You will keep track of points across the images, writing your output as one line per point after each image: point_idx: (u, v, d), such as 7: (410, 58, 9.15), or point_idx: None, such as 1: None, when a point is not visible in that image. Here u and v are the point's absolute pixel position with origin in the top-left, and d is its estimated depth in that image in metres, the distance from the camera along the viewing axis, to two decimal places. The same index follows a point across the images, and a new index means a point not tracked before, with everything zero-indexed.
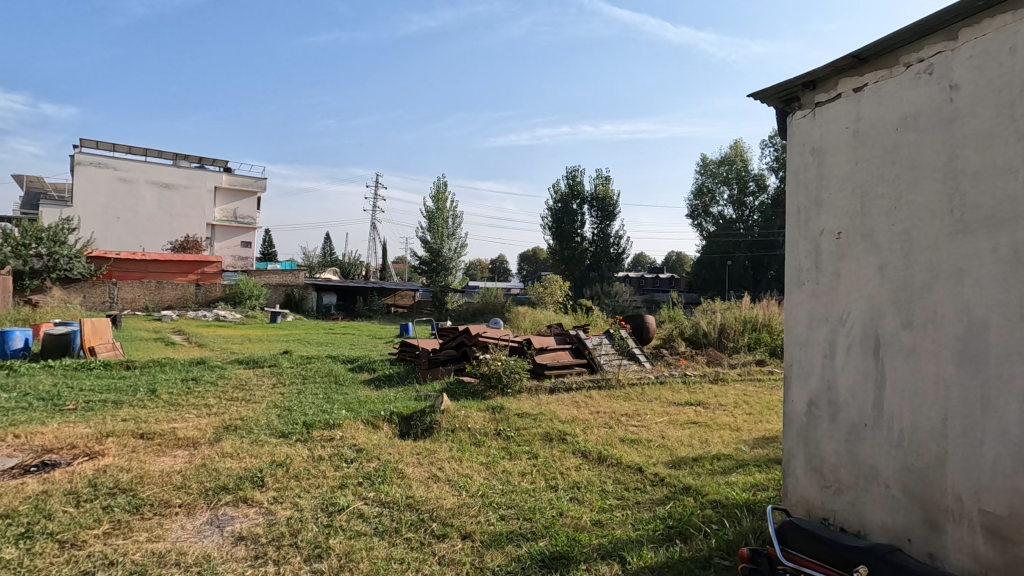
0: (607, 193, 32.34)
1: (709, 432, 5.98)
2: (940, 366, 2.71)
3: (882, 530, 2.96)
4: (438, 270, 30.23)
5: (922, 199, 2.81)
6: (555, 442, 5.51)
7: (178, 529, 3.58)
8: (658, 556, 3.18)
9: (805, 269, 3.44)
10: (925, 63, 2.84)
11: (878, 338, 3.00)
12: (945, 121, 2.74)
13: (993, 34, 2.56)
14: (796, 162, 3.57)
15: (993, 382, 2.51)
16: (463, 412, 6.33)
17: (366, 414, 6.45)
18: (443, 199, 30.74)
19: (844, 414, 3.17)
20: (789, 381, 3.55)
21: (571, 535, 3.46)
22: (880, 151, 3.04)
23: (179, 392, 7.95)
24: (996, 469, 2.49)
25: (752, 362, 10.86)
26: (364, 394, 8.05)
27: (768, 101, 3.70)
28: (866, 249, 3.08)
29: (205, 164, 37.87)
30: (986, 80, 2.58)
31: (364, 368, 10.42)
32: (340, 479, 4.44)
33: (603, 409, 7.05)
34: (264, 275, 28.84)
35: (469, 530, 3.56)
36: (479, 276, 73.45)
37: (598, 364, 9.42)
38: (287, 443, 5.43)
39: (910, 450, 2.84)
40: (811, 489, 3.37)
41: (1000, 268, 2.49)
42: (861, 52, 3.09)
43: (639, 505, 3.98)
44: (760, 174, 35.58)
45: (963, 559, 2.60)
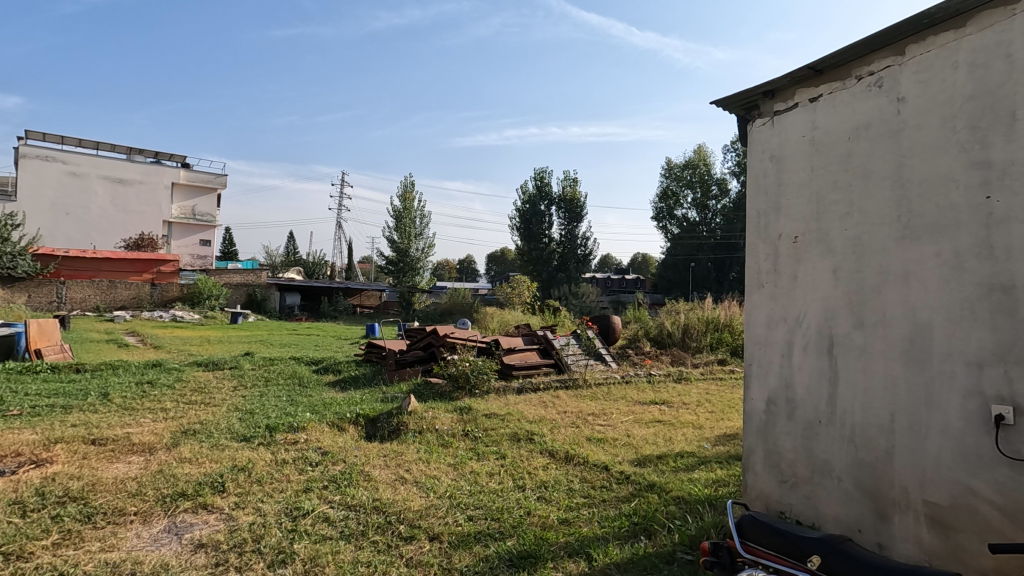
0: (574, 194, 32.69)
1: (673, 430, 6.11)
2: (889, 365, 2.85)
3: (835, 521, 3.10)
4: (405, 270, 29.90)
5: (873, 205, 2.95)
6: (523, 442, 5.55)
7: (134, 538, 3.45)
8: (623, 553, 3.24)
9: (764, 271, 3.56)
10: (875, 76, 2.98)
11: (832, 338, 3.14)
12: (894, 132, 2.88)
13: (937, 50, 2.72)
14: (755, 168, 3.69)
15: (937, 379, 2.66)
16: (431, 413, 6.30)
17: (331, 416, 6.35)
18: (410, 198, 30.52)
19: (801, 411, 3.29)
20: (748, 380, 3.65)
21: (539, 534, 3.49)
22: (834, 159, 3.18)
23: (133, 396, 7.65)
24: (939, 461, 2.64)
25: (714, 361, 11.16)
26: (329, 395, 7.92)
27: (729, 108, 3.81)
28: (821, 253, 3.21)
29: (162, 159, 36.53)
30: (930, 93, 2.73)
31: (330, 369, 10.26)
32: (305, 483, 4.36)
33: (570, 409, 7.12)
34: (225, 274, 28.03)
35: (436, 531, 3.55)
36: (447, 276, 73.17)
37: (565, 364, 9.53)
38: (249, 447, 5.30)
39: (861, 445, 2.97)
40: (769, 483, 3.48)
41: (943, 272, 2.65)
42: (817, 65, 3.22)
43: (605, 503, 4.04)
44: (722, 178, 36.52)
45: (909, 547, 2.75)
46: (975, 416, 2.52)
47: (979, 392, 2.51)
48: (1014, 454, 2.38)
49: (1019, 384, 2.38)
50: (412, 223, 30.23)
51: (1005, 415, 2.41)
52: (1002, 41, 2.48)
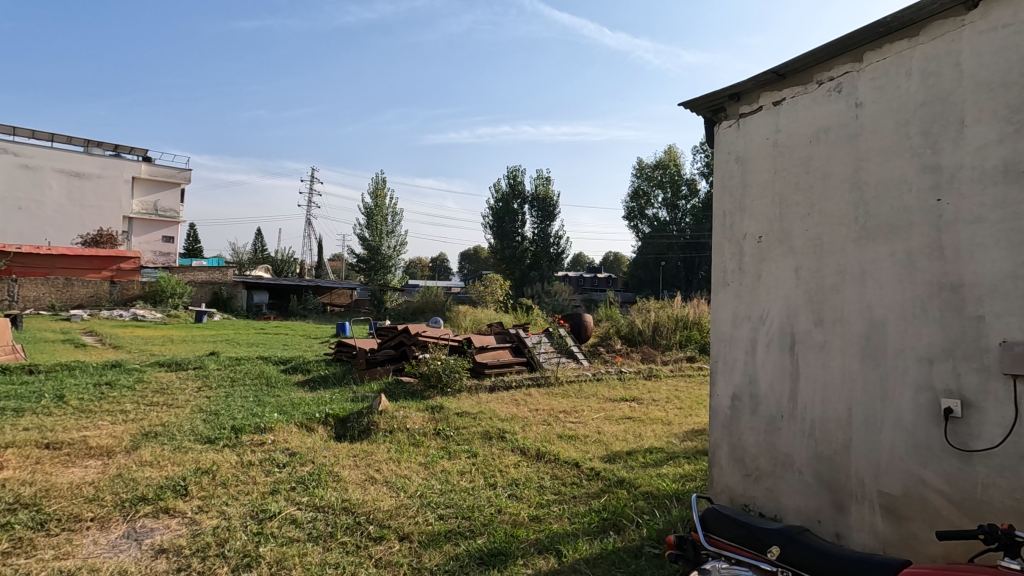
0: (547, 194, 32.85)
1: (642, 426, 6.21)
2: (846, 361, 2.96)
3: (796, 513, 3.20)
4: (376, 268, 29.56)
5: (832, 206, 3.05)
6: (495, 440, 5.56)
7: (90, 545, 3.34)
8: (593, 548, 3.28)
9: (729, 270, 3.65)
10: (835, 82, 3.08)
11: (794, 335, 3.23)
12: (852, 135, 2.99)
13: (892, 58, 2.82)
14: (721, 169, 3.77)
15: (891, 374, 2.77)
16: (402, 412, 6.25)
17: (300, 416, 6.25)
18: (382, 195, 30.20)
19: (764, 406, 3.38)
20: (714, 377, 3.73)
21: (510, 531, 3.50)
22: (796, 161, 3.27)
23: (91, 397, 7.37)
24: (893, 452, 2.75)
25: (683, 359, 11.37)
26: (297, 395, 7.79)
27: (696, 110, 3.88)
28: (784, 252, 3.30)
29: (121, 153, 35.27)
30: (886, 99, 2.84)
31: (299, 369, 10.08)
32: (272, 485, 4.28)
33: (541, 407, 7.16)
34: (189, 272, 27.24)
35: (406, 531, 3.53)
36: (419, 275, 72.72)
37: (537, 362, 9.57)
38: (214, 449, 5.17)
39: (820, 438, 3.07)
40: (733, 477, 3.57)
41: (896, 271, 2.76)
42: (780, 69, 3.30)
43: (575, 499, 4.08)
44: (692, 178, 37.15)
45: (865, 536, 2.85)
46: (926, 409, 2.64)
47: (929, 386, 2.62)
48: (961, 445, 2.51)
49: (966, 378, 2.50)
50: (384, 220, 29.91)
51: (954, 408, 2.52)
52: (952, 51, 2.59)
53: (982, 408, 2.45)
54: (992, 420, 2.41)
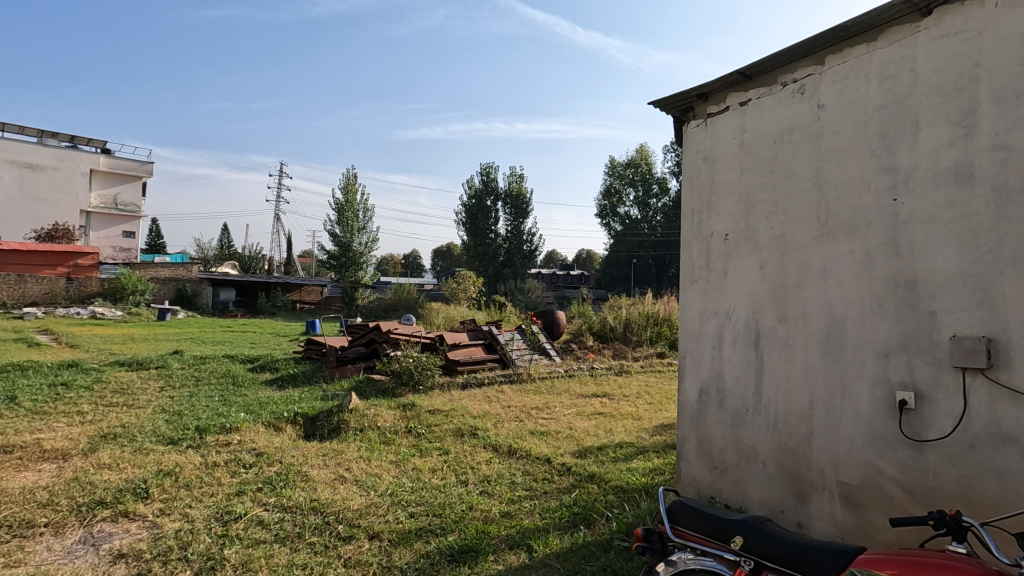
0: (521, 190, 32.94)
1: (613, 422, 6.28)
2: (808, 355, 3.05)
3: (760, 504, 3.28)
4: (347, 265, 29.10)
5: (796, 205, 3.14)
6: (467, 437, 5.55)
7: (44, 552, 3.21)
8: (563, 542, 3.31)
9: (697, 267, 3.71)
10: (798, 84, 3.16)
11: (759, 331, 3.31)
12: (814, 136, 3.07)
13: (852, 61, 2.91)
14: (690, 168, 3.82)
15: (850, 368, 2.86)
16: (373, 410, 6.18)
17: (267, 415, 6.12)
18: (353, 190, 29.77)
19: (730, 400, 3.45)
20: (682, 372, 3.78)
21: (481, 527, 3.51)
22: (761, 161, 3.34)
23: (45, 399, 7.07)
24: (851, 444, 2.85)
25: (653, 355, 11.55)
26: (265, 394, 7.63)
27: (666, 109, 3.93)
28: (749, 250, 3.38)
29: (78, 144, 33.91)
30: (847, 101, 2.92)
31: (266, 368, 9.86)
32: (237, 486, 4.18)
33: (513, 404, 7.17)
34: (150, 269, 26.35)
35: (376, 529, 3.49)
36: (391, 272, 72.16)
37: (510, 359, 9.60)
38: (177, 450, 5.02)
39: (784, 431, 3.15)
40: (700, 470, 3.63)
41: (856, 268, 2.85)
42: (745, 70, 3.36)
43: (546, 495, 4.11)
44: (663, 177, 37.66)
45: (825, 525, 2.95)
46: (882, 401, 2.73)
47: (885, 379, 2.72)
48: (915, 436, 2.61)
49: (919, 371, 2.61)
50: (355, 216, 29.50)
51: (908, 400, 2.63)
52: (908, 55, 2.69)
53: (933, 399, 2.55)
54: (943, 411, 2.52)
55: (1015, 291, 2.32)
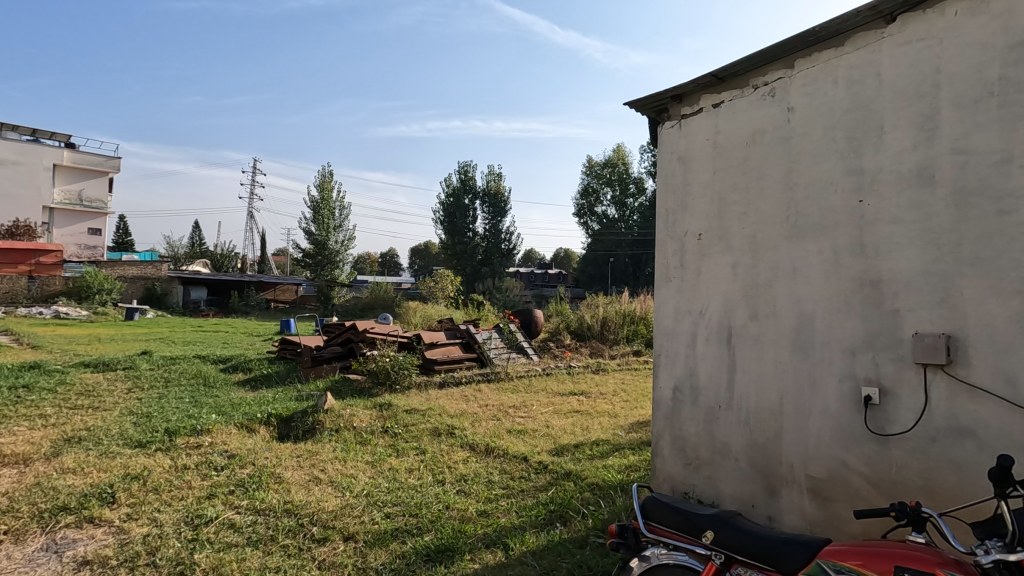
0: (499, 189, 32.95)
1: (589, 420, 6.33)
2: (779, 352, 3.11)
3: (732, 498, 3.34)
4: (323, 263, 28.68)
5: (767, 206, 3.20)
6: (444, 436, 5.53)
7: (4, 560, 3.10)
8: (540, 540, 3.33)
9: (672, 266, 3.75)
10: (769, 87, 3.23)
11: (731, 329, 3.36)
12: (784, 138, 3.14)
13: (821, 66, 2.98)
14: (664, 168, 3.85)
15: (818, 365, 2.94)
16: (349, 410, 6.11)
17: (240, 417, 6.00)
18: (329, 187, 29.38)
19: (704, 397, 3.50)
20: (657, 370, 3.82)
21: (457, 526, 3.50)
22: (733, 162, 3.40)
23: (5, 402, 6.82)
24: (819, 439, 2.92)
25: (630, 353, 11.67)
26: (237, 395, 7.48)
27: (642, 110, 3.96)
28: (722, 249, 3.44)
29: (40, 138, 32.74)
30: (816, 104, 2.99)
31: (239, 368, 9.66)
32: (208, 489, 4.09)
33: (491, 403, 7.17)
34: (117, 267, 25.59)
35: (352, 531, 3.46)
36: (368, 270, 71.48)
37: (488, 358, 9.60)
38: (145, 454, 4.89)
39: (755, 426, 3.22)
40: (674, 466, 3.68)
41: (824, 268, 2.92)
42: (718, 72, 3.41)
43: (523, 493, 4.12)
44: (640, 177, 38.04)
45: (794, 518, 3.02)
46: (849, 396, 2.81)
47: (852, 376, 2.80)
48: (879, 430, 2.69)
49: (884, 368, 2.69)
50: (331, 214, 29.07)
51: (873, 396, 2.71)
52: (873, 61, 2.77)
53: (897, 395, 2.64)
54: (906, 406, 2.61)
55: (973, 290, 2.41)
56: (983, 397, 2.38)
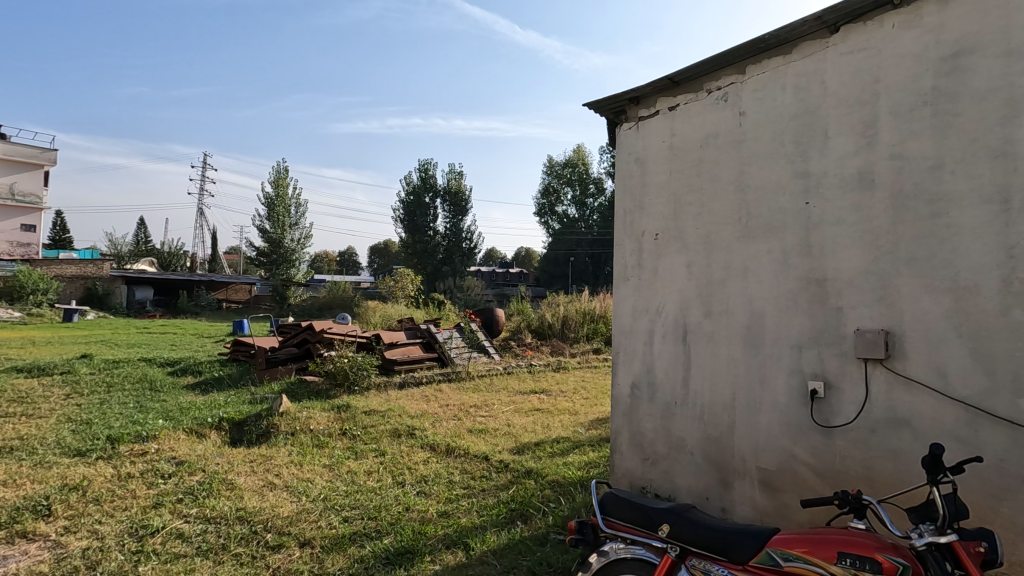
0: (460, 188, 32.79)
1: (550, 418, 6.38)
2: (731, 349, 3.21)
3: (688, 492, 3.43)
4: (278, 262, 27.85)
5: (720, 206, 3.30)
6: (404, 437, 5.46)
7: None
8: (500, 539, 3.33)
9: (629, 265, 3.81)
10: (722, 91, 3.32)
11: (687, 326, 3.45)
12: (736, 142, 3.24)
13: (770, 72, 3.09)
14: (622, 169, 3.91)
15: (768, 361, 3.05)
16: (305, 413, 5.95)
17: (189, 421, 5.76)
18: (284, 184, 28.57)
19: (660, 394, 3.57)
20: (615, 367, 3.87)
21: (417, 528, 3.47)
22: (689, 163, 3.49)
23: None
24: (769, 432, 3.03)
25: (590, 351, 11.83)
26: (186, 399, 7.19)
27: (600, 111, 4.01)
28: (677, 249, 3.52)
29: None
30: (766, 109, 3.10)
31: (188, 371, 9.27)
32: (154, 498, 3.91)
33: (452, 402, 7.14)
34: (54, 266, 24.16)
35: (308, 536, 3.38)
36: (325, 269, 69.83)
37: (449, 358, 9.54)
38: (85, 463, 4.64)
39: (709, 421, 3.31)
40: (633, 462, 3.74)
41: (773, 267, 3.04)
42: (674, 76, 3.49)
43: (484, 492, 4.12)
44: (599, 177, 38.56)
45: (746, 509, 3.13)
46: (796, 391, 2.93)
47: (799, 370, 2.92)
48: (824, 422, 2.82)
49: (829, 362, 2.81)
50: (287, 212, 28.27)
51: (819, 389, 2.83)
52: (819, 69, 2.89)
53: (841, 388, 2.76)
54: (848, 399, 2.74)
55: (908, 288, 2.55)
56: (917, 389, 2.52)
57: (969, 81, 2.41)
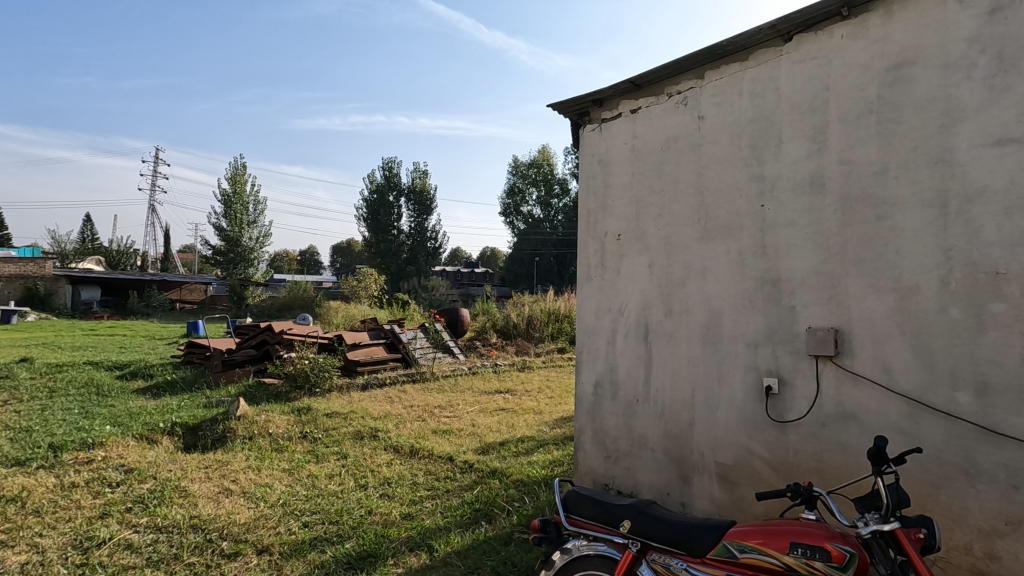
0: (424, 187, 32.51)
1: (515, 417, 6.40)
2: (691, 347, 3.29)
3: (649, 488, 3.49)
4: (235, 261, 27.01)
5: (680, 208, 3.37)
6: (367, 439, 5.38)
7: None
8: (464, 539, 3.32)
9: (592, 265, 3.85)
10: (682, 96, 3.40)
11: (648, 325, 3.51)
12: (695, 145, 3.32)
13: (727, 78, 3.18)
14: (586, 170, 3.95)
15: (726, 358, 3.14)
16: (264, 416, 5.79)
17: (139, 427, 5.52)
18: (242, 181, 27.71)
19: (623, 392, 3.63)
20: (579, 366, 3.91)
21: (380, 532, 3.42)
22: (650, 166, 3.55)
23: None
24: (727, 427, 3.12)
25: (554, 350, 11.92)
26: (136, 404, 6.88)
27: (564, 112, 4.04)
28: (639, 249, 3.58)
29: None
30: (724, 114, 3.19)
31: (138, 375, 8.88)
32: (101, 508, 3.73)
33: (416, 403, 7.07)
34: None
35: (266, 543, 3.28)
36: (286, 269, 68.14)
37: (413, 359, 9.46)
38: (24, 473, 4.38)
39: (670, 418, 3.38)
40: (596, 459, 3.79)
41: (731, 267, 3.13)
42: (636, 80, 3.55)
43: (448, 493, 4.09)
44: (564, 177, 38.87)
45: (705, 503, 3.21)
46: (752, 387, 3.02)
47: (755, 368, 3.01)
48: (779, 417, 2.92)
49: (782, 359, 2.92)
50: (245, 209, 27.43)
51: (773, 386, 2.93)
52: (773, 76, 2.99)
53: (793, 384, 2.87)
54: (801, 394, 2.84)
55: (856, 287, 2.67)
56: (864, 384, 2.63)
57: (911, 91, 2.54)
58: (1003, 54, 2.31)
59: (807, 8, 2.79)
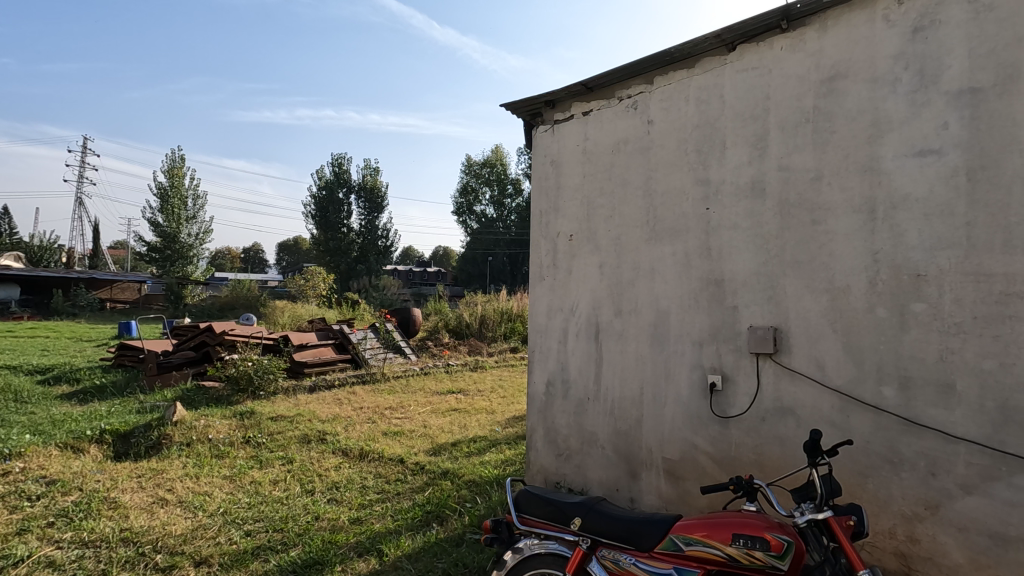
0: (376, 184, 31.90)
1: (467, 417, 6.37)
2: (639, 346, 3.37)
3: (599, 484, 3.55)
4: (173, 258, 25.68)
5: (629, 209, 3.45)
6: (314, 443, 5.22)
7: None
8: (415, 542, 3.27)
9: (544, 265, 3.88)
10: (632, 99, 3.47)
11: (599, 324, 3.57)
12: (644, 149, 3.40)
13: (675, 84, 3.27)
14: (538, 171, 3.97)
15: (673, 357, 3.23)
16: (203, 421, 5.53)
17: (63, 435, 5.15)
18: (181, 174, 26.38)
19: (574, 390, 3.67)
20: (531, 365, 3.92)
21: (327, 538, 3.32)
22: (601, 167, 3.61)
23: None
24: (673, 423, 3.21)
25: (507, 350, 11.95)
26: (60, 411, 6.42)
27: (517, 112, 4.05)
28: (590, 250, 3.64)
29: None
30: (671, 119, 3.28)
31: (62, 379, 8.30)
32: (17, 524, 3.45)
33: (366, 405, 6.92)
34: None
35: (205, 554, 3.13)
36: (228, 266, 65.34)
37: (363, 359, 9.28)
38: None
39: (619, 415, 3.45)
40: (547, 458, 3.82)
41: (677, 268, 3.22)
42: (588, 82, 3.59)
43: (399, 496, 4.03)
44: (518, 178, 39.02)
45: (652, 498, 3.29)
46: (697, 384, 3.12)
47: (700, 365, 3.11)
48: (722, 413, 3.03)
49: (725, 357, 3.03)
50: (183, 204, 26.11)
51: (717, 382, 3.03)
52: (717, 84, 3.10)
53: (736, 380, 2.98)
54: (742, 390, 2.96)
55: (793, 288, 2.81)
56: (800, 380, 2.77)
57: (843, 103, 2.69)
58: (924, 71, 2.48)
59: (749, 20, 2.90)
